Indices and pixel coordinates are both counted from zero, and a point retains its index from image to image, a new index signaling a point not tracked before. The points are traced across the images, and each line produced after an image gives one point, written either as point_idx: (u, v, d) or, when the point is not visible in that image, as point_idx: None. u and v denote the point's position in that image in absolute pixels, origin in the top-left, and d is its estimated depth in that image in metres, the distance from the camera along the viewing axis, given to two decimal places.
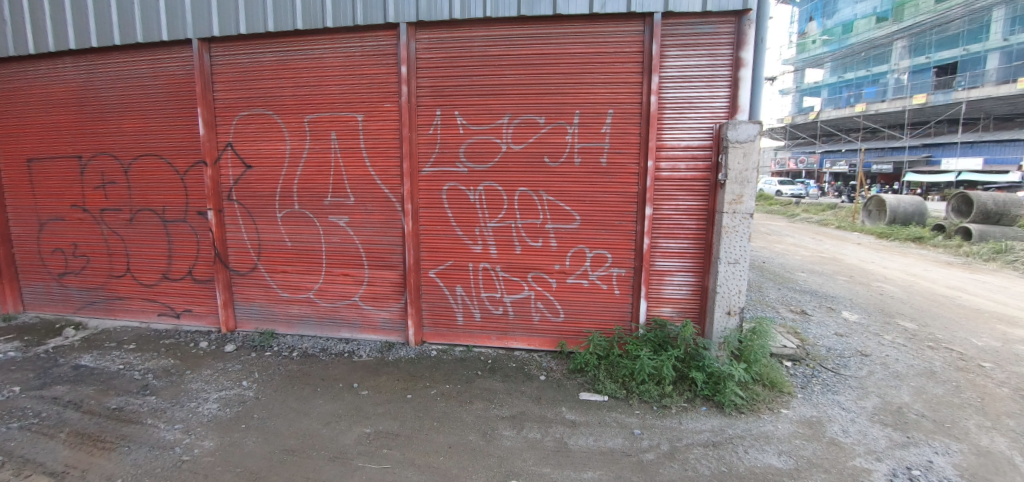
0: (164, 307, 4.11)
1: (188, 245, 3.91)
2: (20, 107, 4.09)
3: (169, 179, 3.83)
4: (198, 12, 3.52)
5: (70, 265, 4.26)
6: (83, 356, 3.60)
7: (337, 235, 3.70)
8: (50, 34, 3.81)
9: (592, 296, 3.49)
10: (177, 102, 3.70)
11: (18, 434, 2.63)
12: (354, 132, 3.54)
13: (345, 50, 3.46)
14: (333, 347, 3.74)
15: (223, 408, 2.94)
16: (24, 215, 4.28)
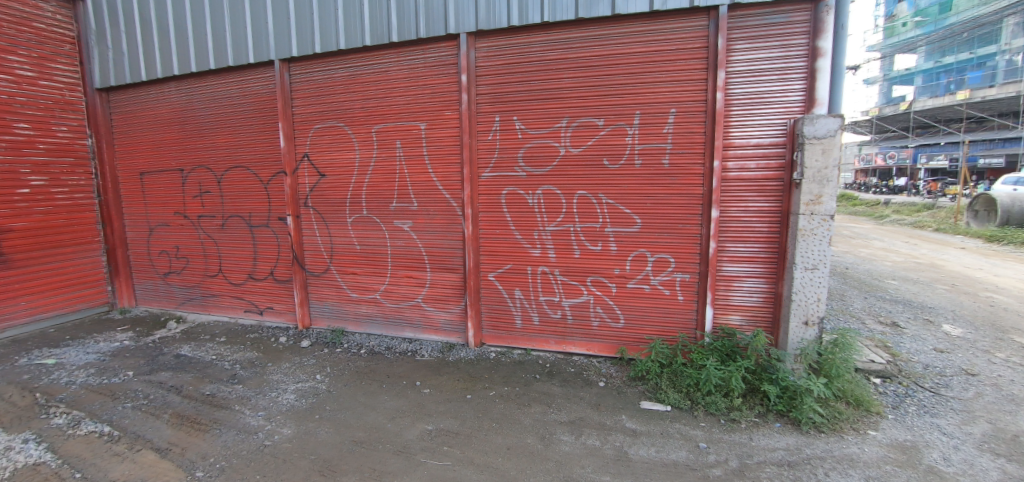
0: (250, 304, 4.51)
1: (271, 248, 4.27)
2: (134, 127, 4.68)
3: (254, 188, 4.21)
4: (279, 35, 3.85)
5: (173, 265, 4.80)
6: (183, 346, 4.04)
7: (402, 239, 3.86)
8: (157, 62, 4.34)
9: (654, 302, 3.37)
10: (261, 118, 4.07)
11: (131, 413, 3.02)
12: (417, 140, 3.69)
13: (409, 63, 3.63)
14: (397, 346, 3.92)
15: (300, 399, 3.18)
16: (137, 221, 4.89)
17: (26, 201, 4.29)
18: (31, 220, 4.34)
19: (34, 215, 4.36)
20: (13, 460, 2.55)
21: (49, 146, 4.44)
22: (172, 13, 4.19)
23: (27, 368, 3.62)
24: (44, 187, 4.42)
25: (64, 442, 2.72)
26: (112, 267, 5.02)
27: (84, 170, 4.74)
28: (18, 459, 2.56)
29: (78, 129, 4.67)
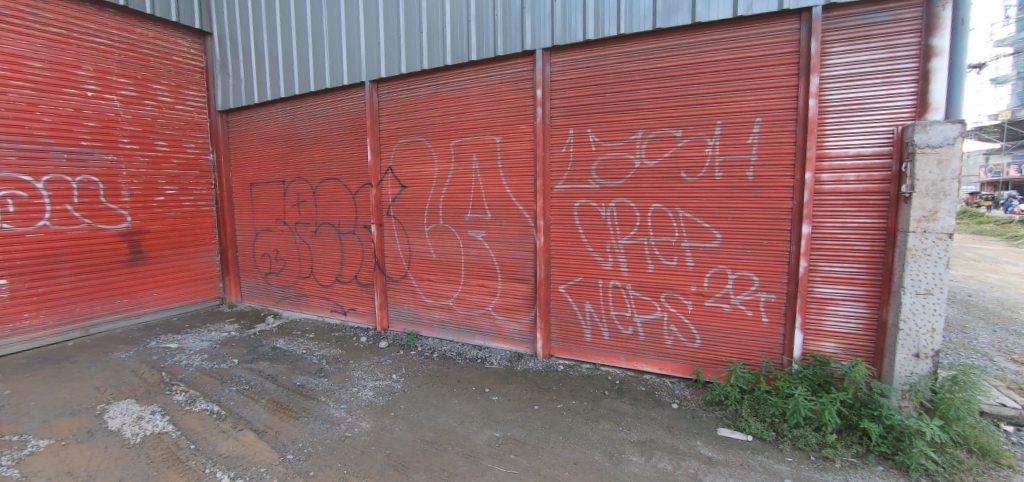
0: (336, 305, 4.90)
1: (356, 254, 4.62)
2: (246, 143, 5.33)
3: (343, 198, 4.60)
4: (371, 58, 4.19)
5: (273, 266, 5.35)
6: (279, 339, 4.48)
7: (475, 248, 4.00)
8: (266, 86, 4.91)
9: (734, 322, 3.18)
10: (352, 134, 4.44)
11: (236, 396, 3.41)
12: (492, 153, 3.81)
13: (487, 79, 3.77)
14: (467, 352, 4.05)
15: (378, 396, 3.39)
16: (243, 226, 5.54)
17: (161, 207, 5.05)
18: (164, 223, 5.09)
19: (167, 218, 5.11)
20: (144, 428, 3.01)
21: (180, 160, 5.21)
22: (280, 43, 4.73)
23: (156, 350, 4.23)
24: (174, 195, 5.17)
25: (183, 416, 3.14)
26: (223, 266, 5.71)
27: (206, 181, 5.48)
28: (149, 427, 3.02)
29: (203, 146, 5.42)
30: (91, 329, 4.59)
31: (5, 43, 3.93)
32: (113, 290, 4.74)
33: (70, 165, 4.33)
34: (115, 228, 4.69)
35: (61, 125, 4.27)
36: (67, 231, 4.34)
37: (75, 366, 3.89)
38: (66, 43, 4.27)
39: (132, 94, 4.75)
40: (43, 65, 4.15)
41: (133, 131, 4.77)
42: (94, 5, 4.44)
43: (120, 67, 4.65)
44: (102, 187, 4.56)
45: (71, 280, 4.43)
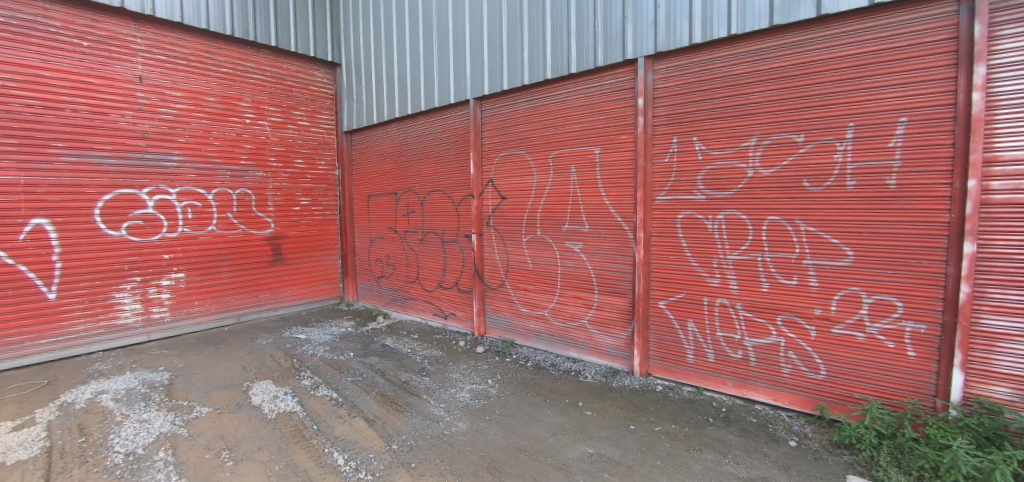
0: (437, 308, 5.23)
1: (457, 262, 4.91)
2: (366, 160, 5.97)
3: (448, 208, 4.93)
4: (476, 77, 4.46)
5: (384, 271, 5.89)
6: (388, 337, 4.91)
7: (572, 260, 4.01)
8: (384, 108, 5.48)
9: (869, 354, 2.76)
10: (457, 149, 4.76)
11: (351, 385, 3.80)
12: (591, 165, 3.82)
13: (587, 91, 3.81)
14: (561, 364, 4.06)
15: (474, 399, 3.53)
16: (361, 233, 6.19)
17: (297, 216, 5.85)
18: (298, 229, 5.88)
19: (301, 225, 5.91)
20: (279, 405, 3.49)
21: (313, 176, 6.00)
22: (396, 68, 5.25)
23: (289, 339, 4.90)
24: (307, 206, 5.96)
25: (308, 399, 3.58)
26: (343, 269, 6.43)
27: (333, 193, 6.24)
28: (282, 406, 3.49)
29: (331, 163, 6.19)
30: (242, 317, 5.46)
31: (192, 83, 4.90)
32: (259, 285, 5.59)
33: (232, 181, 5.24)
34: (262, 233, 5.54)
35: (227, 147, 5.18)
36: (228, 235, 5.25)
37: (228, 347, 4.66)
38: (232, 80, 5.19)
39: (278, 119, 5.60)
40: (216, 99, 5.09)
41: (278, 151, 5.62)
42: (253, 48, 5.34)
43: (270, 97, 5.52)
44: (254, 199, 5.43)
45: (229, 275, 5.33)
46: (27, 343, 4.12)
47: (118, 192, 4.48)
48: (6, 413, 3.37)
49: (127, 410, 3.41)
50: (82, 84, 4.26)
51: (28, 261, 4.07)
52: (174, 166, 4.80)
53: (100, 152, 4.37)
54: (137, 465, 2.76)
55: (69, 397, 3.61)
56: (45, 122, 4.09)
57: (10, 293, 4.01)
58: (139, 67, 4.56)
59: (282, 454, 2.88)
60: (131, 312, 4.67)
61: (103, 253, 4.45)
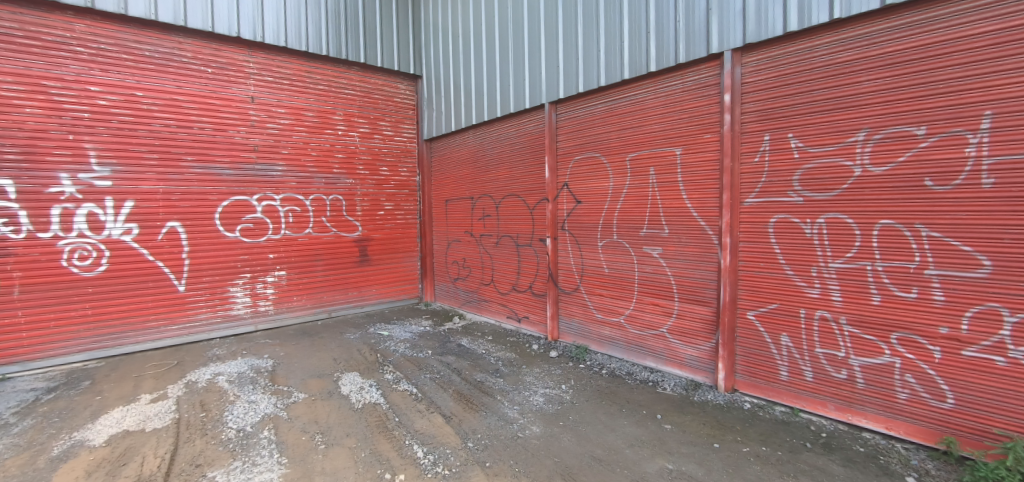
0: (511, 311, 5.32)
1: (532, 265, 4.97)
2: (444, 166, 6.25)
3: (523, 213, 5.02)
4: (552, 82, 4.50)
5: (460, 273, 6.10)
6: (463, 337, 5.09)
7: (650, 265, 3.92)
8: (462, 116, 5.70)
9: (1012, 383, 2.35)
10: (533, 154, 4.85)
11: (429, 381, 3.98)
12: (673, 167, 3.71)
13: (667, 89, 3.72)
14: (638, 373, 3.96)
15: (548, 403, 3.54)
16: (439, 237, 6.48)
17: (381, 219, 6.26)
18: (383, 232, 6.29)
19: (384, 228, 6.31)
20: (365, 396, 3.75)
21: (396, 182, 6.38)
22: (473, 77, 5.45)
23: (374, 334, 5.25)
24: (391, 210, 6.35)
25: (391, 392, 3.80)
26: (422, 270, 6.76)
27: (413, 198, 6.59)
28: (368, 397, 3.74)
29: (412, 169, 6.55)
30: (333, 312, 5.94)
31: (294, 100, 5.46)
32: (348, 284, 6.05)
33: (326, 187, 5.73)
34: (350, 235, 5.99)
35: (322, 158, 5.69)
36: (322, 237, 5.75)
37: (321, 339, 5.09)
38: (327, 96, 5.69)
39: (366, 130, 6.05)
40: (314, 114, 5.61)
41: (366, 160, 6.07)
42: (346, 65, 5.82)
43: (359, 110, 5.98)
44: (344, 204, 5.90)
45: (323, 273, 5.82)
46: (163, 327, 4.82)
47: (234, 199, 5.11)
48: (147, 387, 3.97)
49: (238, 391, 3.86)
50: (207, 105, 4.92)
51: (164, 257, 4.77)
52: (279, 175, 5.37)
53: (219, 164, 5.00)
54: (246, 441, 3.11)
55: (194, 376, 4.16)
56: (179, 139, 4.77)
57: (151, 285, 4.72)
58: (252, 88, 5.16)
59: (367, 442, 3.08)
60: (243, 304, 5.27)
61: (222, 252, 5.08)
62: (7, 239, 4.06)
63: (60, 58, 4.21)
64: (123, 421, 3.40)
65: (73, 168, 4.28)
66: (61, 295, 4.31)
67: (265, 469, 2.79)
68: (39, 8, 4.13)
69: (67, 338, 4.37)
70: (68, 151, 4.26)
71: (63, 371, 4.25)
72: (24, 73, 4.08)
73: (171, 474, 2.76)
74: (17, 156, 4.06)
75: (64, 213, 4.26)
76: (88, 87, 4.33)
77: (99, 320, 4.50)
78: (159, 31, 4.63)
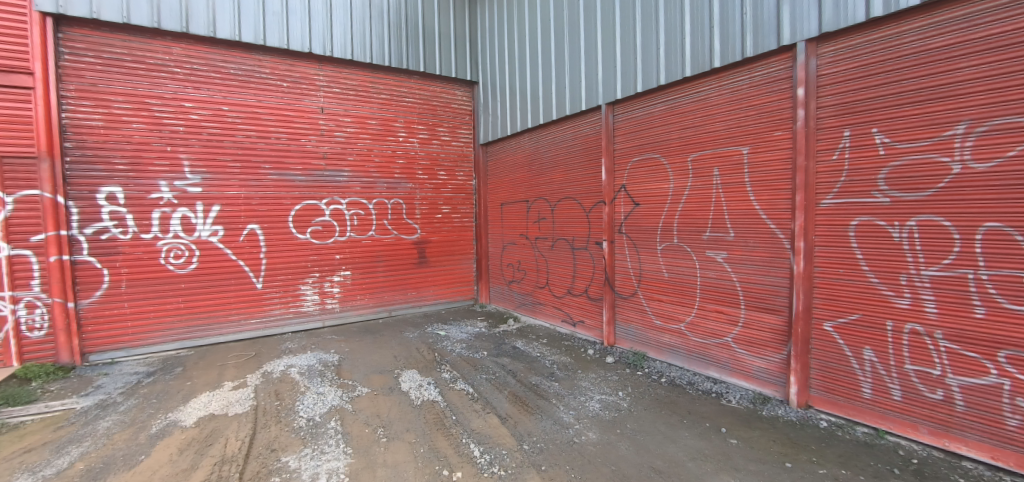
0: (566, 315, 5.30)
1: (587, 269, 4.92)
2: (500, 170, 6.32)
3: (579, 216, 4.99)
4: (609, 83, 4.45)
5: (515, 275, 6.16)
6: (518, 339, 5.13)
7: (714, 270, 3.78)
8: (518, 120, 5.75)
9: None
10: (589, 156, 4.81)
11: (485, 382, 4.05)
12: (740, 168, 3.54)
13: (733, 86, 3.57)
14: (700, 383, 3.81)
15: (605, 409, 3.49)
16: (494, 239, 6.58)
17: (439, 222, 6.46)
18: (440, 235, 6.49)
19: (441, 231, 6.50)
20: (424, 393, 3.88)
21: (453, 186, 6.56)
22: (529, 80, 5.48)
23: (431, 334, 5.42)
24: (448, 213, 6.53)
25: (448, 391, 3.91)
26: (478, 273, 6.89)
27: (469, 202, 6.74)
28: (426, 394, 3.87)
29: (469, 174, 6.71)
30: (393, 311, 6.20)
31: (359, 110, 5.77)
32: (407, 284, 6.29)
33: (388, 192, 6.00)
34: (409, 238, 6.23)
35: (385, 164, 5.96)
36: (384, 239, 6.03)
37: (383, 337, 5.33)
38: (389, 105, 5.97)
39: (425, 136, 6.27)
40: (377, 122, 5.90)
41: (425, 165, 6.29)
42: (406, 74, 6.07)
43: (419, 117, 6.21)
44: (404, 208, 6.14)
45: (384, 274, 6.09)
46: (243, 321, 5.26)
47: (305, 203, 5.48)
48: (229, 375, 4.35)
49: (308, 383, 4.13)
50: (282, 116, 5.31)
51: (244, 257, 5.20)
52: (345, 181, 5.69)
53: (293, 171, 5.39)
54: (316, 430, 3.33)
55: (269, 367, 4.50)
56: (258, 149, 5.19)
57: (233, 282, 5.17)
58: (322, 99, 5.52)
59: (426, 438, 3.19)
60: (312, 302, 5.64)
61: (294, 253, 5.47)
62: (117, 240, 4.61)
63: (160, 79, 4.73)
64: (209, 405, 3.76)
65: (170, 177, 4.78)
66: (159, 290, 4.84)
67: (332, 457, 2.97)
68: (144, 34, 4.66)
69: (163, 328, 4.89)
70: (166, 161, 4.77)
71: (160, 357, 4.76)
72: (131, 93, 4.62)
73: (250, 456, 3.01)
74: (126, 167, 4.61)
75: (162, 216, 4.78)
76: (182, 104, 4.82)
77: (190, 312, 5.00)
78: (242, 51, 5.08)
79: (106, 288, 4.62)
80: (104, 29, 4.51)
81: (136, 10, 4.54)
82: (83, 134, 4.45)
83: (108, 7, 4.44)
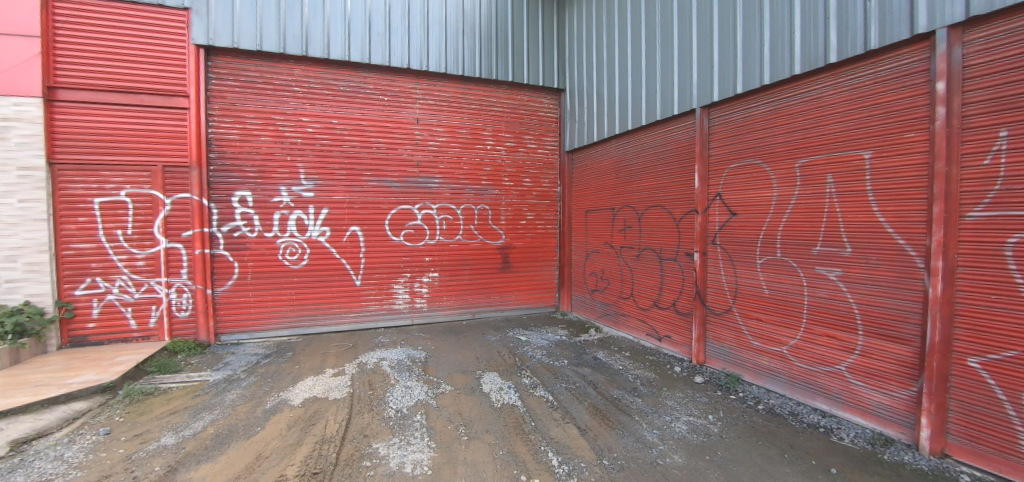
0: (651, 329, 5.08)
1: (676, 282, 4.68)
2: (586, 177, 6.26)
3: (668, 225, 4.76)
4: (705, 85, 4.20)
5: (598, 284, 6.04)
6: (598, 350, 5.02)
7: (825, 289, 3.38)
8: (605, 126, 5.65)
9: None
10: (681, 163, 4.59)
11: (564, 391, 4.00)
12: (861, 174, 3.13)
13: (851, 83, 3.19)
14: (805, 415, 3.41)
15: (692, 433, 3.26)
16: (577, 247, 6.51)
17: (523, 228, 6.56)
18: (523, 241, 6.58)
19: (525, 237, 6.59)
20: (504, 396, 3.94)
21: (538, 192, 6.63)
22: (617, 85, 5.35)
23: (513, 338, 5.51)
24: (532, 219, 6.61)
25: (528, 396, 3.93)
26: (560, 280, 6.86)
27: (553, 208, 6.76)
28: (506, 398, 3.92)
29: (554, 180, 6.73)
30: (476, 313, 6.40)
31: (450, 120, 6.08)
32: (491, 288, 6.46)
33: (475, 198, 6.24)
34: (494, 243, 6.41)
35: (473, 171, 6.20)
36: (470, 244, 6.26)
37: (466, 338, 5.52)
38: (479, 114, 6.22)
39: (512, 144, 6.43)
40: (467, 131, 6.17)
41: (511, 172, 6.43)
42: (495, 85, 6.28)
43: (506, 126, 6.38)
44: (490, 213, 6.33)
45: (469, 277, 6.32)
46: (344, 314, 5.77)
47: (400, 208, 5.89)
48: (331, 363, 4.79)
49: (398, 376, 4.41)
50: (382, 127, 5.77)
51: (347, 256, 5.71)
52: (436, 187, 6.02)
53: (390, 178, 5.82)
54: (403, 421, 3.53)
55: (365, 358, 4.88)
56: (361, 158, 5.69)
57: (337, 278, 5.70)
58: (417, 111, 5.91)
59: (504, 441, 3.23)
60: (403, 300, 6.02)
61: (390, 254, 5.89)
62: (246, 237, 5.32)
63: (283, 97, 5.39)
64: (313, 388, 4.16)
65: (289, 183, 5.42)
66: (277, 282, 5.48)
67: (417, 449, 3.12)
68: (273, 59, 5.35)
69: (279, 316, 5.53)
70: (286, 169, 5.42)
71: (276, 342, 5.39)
72: (261, 111, 5.33)
73: (346, 439, 3.27)
74: (255, 174, 5.31)
75: (282, 218, 5.43)
76: (301, 118, 5.45)
77: (301, 304, 5.59)
78: (350, 69, 5.61)
79: (236, 279, 5.33)
80: (242, 56, 5.25)
81: (267, 39, 5.22)
82: (223, 146, 5.22)
83: (246, 38, 5.16)
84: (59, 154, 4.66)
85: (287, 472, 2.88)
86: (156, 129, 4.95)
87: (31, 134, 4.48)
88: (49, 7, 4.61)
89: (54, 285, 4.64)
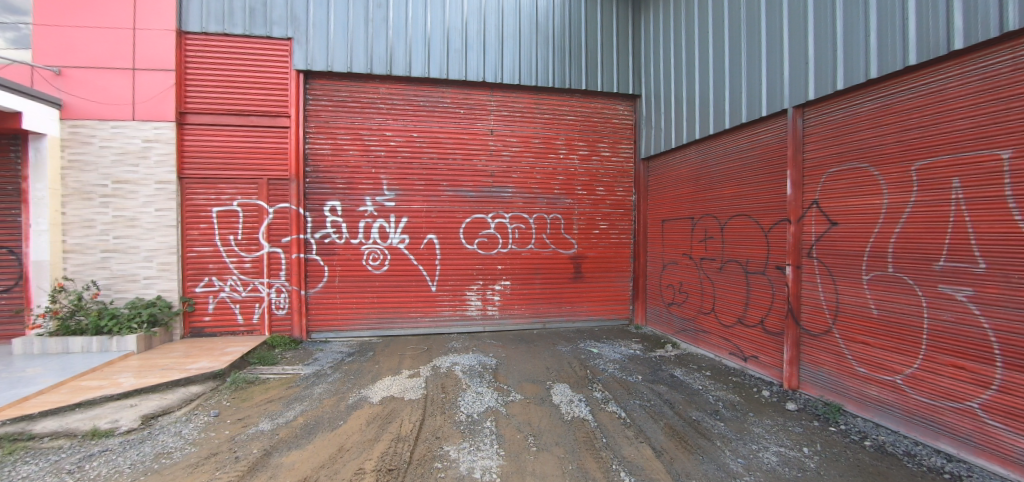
0: (735, 347, 4.72)
1: (764, 297, 4.32)
2: (662, 185, 6.03)
3: (755, 235, 4.43)
4: (799, 83, 3.87)
5: (675, 297, 5.76)
6: (675, 367, 4.75)
7: (951, 311, 2.94)
8: (683, 131, 5.41)
9: None
10: (770, 169, 4.25)
11: (637, 408, 3.84)
12: (998, 177, 2.71)
13: (982, 72, 2.80)
14: (926, 457, 2.95)
15: (784, 466, 2.96)
16: (653, 258, 6.26)
17: (596, 238, 6.45)
18: (596, 250, 6.46)
19: (598, 247, 6.47)
20: (574, 409, 3.87)
21: (611, 202, 6.49)
22: (697, 88, 5.10)
23: (584, 350, 5.41)
24: (605, 229, 6.48)
25: (599, 411, 3.82)
26: (633, 292, 6.63)
27: (627, 218, 6.57)
28: (577, 411, 3.84)
29: (628, 188, 6.55)
30: (547, 323, 6.37)
31: (524, 130, 6.18)
32: (562, 298, 6.41)
33: (547, 207, 6.26)
34: (566, 252, 6.37)
35: (545, 180, 6.24)
36: (541, 253, 6.28)
37: (536, 348, 5.52)
38: (552, 124, 6.26)
39: (585, 152, 6.37)
40: (540, 140, 6.23)
41: (584, 181, 6.37)
42: (568, 94, 6.30)
43: (580, 134, 6.35)
44: (562, 222, 6.32)
45: (539, 286, 6.33)
46: (420, 318, 6.04)
47: (474, 217, 6.08)
48: (408, 364, 5.02)
49: (469, 381, 4.52)
50: (458, 140, 6.01)
51: (424, 262, 6.00)
52: (508, 196, 6.14)
53: (465, 188, 6.04)
54: (473, 426, 3.59)
55: (439, 362, 5.06)
56: (439, 169, 5.97)
57: (415, 284, 6.00)
58: (492, 122, 6.09)
59: (575, 455, 3.16)
60: (476, 307, 6.17)
61: (464, 261, 6.09)
62: (335, 243, 5.79)
63: (370, 114, 5.83)
64: (391, 387, 4.39)
65: (373, 193, 5.83)
66: (362, 286, 5.89)
67: (487, 455, 3.16)
68: (361, 79, 5.82)
69: (363, 317, 5.92)
70: (371, 181, 5.83)
71: (359, 342, 5.77)
72: (350, 127, 5.80)
73: (420, 439, 3.40)
74: (344, 185, 5.79)
75: (367, 226, 5.84)
76: (385, 133, 5.85)
77: (382, 306, 5.95)
78: (430, 85, 5.94)
79: (326, 281, 5.81)
80: (336, 78, 5.77)
81: (356, 61, 5.69)
82: (318, 161, 5.75)
83: (339, 61, 5.67)
84: (187, 170, 5.43)
85: (365, 466, 3.06)
86: (264, 147, 5.59)
87: (167, 153, 5.29)
88: (183, 44, 5.41)
89: (179, 282, 5.38)
